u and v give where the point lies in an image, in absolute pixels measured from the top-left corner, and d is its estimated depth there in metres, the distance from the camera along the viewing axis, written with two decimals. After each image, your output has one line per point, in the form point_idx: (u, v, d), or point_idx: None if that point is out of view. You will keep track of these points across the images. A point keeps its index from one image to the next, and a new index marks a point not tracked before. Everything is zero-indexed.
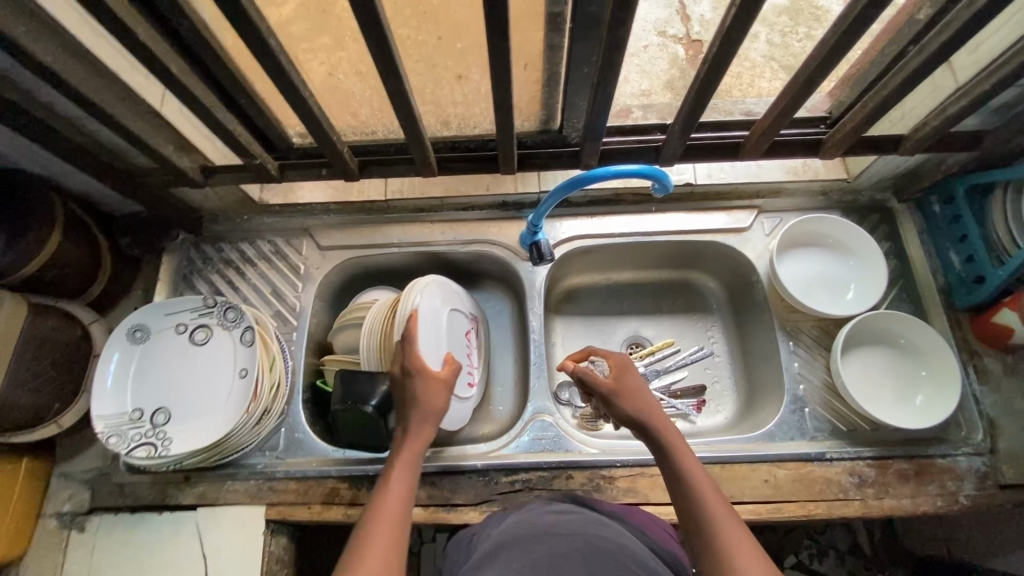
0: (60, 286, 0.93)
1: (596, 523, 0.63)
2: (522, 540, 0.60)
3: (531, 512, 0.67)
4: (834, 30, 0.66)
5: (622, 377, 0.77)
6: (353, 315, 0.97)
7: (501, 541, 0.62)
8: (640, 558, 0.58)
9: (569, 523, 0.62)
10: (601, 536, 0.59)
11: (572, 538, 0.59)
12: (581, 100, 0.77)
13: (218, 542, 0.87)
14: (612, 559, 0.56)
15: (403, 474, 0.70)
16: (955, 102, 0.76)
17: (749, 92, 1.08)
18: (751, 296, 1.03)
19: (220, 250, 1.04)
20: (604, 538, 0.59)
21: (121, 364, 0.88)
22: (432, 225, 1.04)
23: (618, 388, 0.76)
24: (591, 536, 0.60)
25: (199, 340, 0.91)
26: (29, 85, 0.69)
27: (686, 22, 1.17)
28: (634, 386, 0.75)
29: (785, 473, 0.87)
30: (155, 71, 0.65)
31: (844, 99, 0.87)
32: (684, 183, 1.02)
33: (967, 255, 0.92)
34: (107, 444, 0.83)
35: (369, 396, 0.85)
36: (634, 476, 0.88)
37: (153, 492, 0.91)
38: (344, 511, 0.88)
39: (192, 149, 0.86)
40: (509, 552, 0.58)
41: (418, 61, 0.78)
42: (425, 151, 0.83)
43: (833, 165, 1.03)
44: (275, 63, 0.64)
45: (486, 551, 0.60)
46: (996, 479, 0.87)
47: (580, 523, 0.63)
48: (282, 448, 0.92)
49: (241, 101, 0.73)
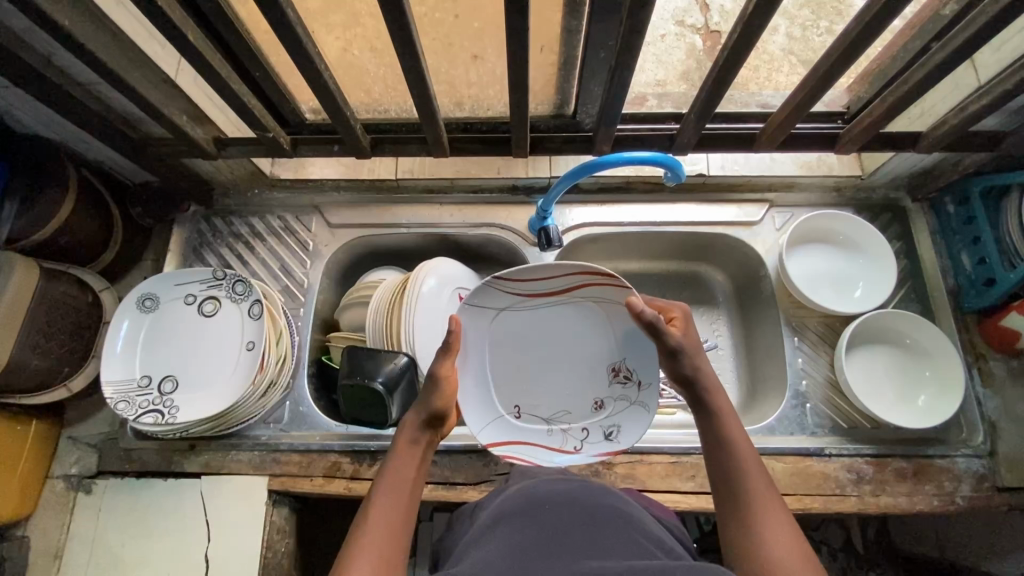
0: (72, 253, 0.94)
1: (598, 491, 0.62)
2: (525, 508, 0.60)
3: (530, 482, 0.67)
4: (857, 23, 0.65)
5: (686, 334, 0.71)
6: (360, 293, 0.98)
7: (505, 509, 0.62)
8: (644, 529, 0.58)
9: (571, 491, 0.61)
10: (603, 504, 0.59)
11: (573, 508, 0.58)
12: (597, 85, 0.76)
13: (221, 510, 0.89)
14: (612, 530, 0.55)
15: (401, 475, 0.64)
16: (976, 101, 0.75)
17: (766, 86, 1.06)
18: (758, 289, 1.03)
19: (230, 223, 1.05)
20: (605, 505, 0.59)
21: (131, 331, 0.89)
22: (441, 206, 1.04)
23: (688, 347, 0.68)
24: (592, 506, 0.59)
25: (207, 312, 0.92)
26: (48, 49, 0.69)
27: (706, 11, 1.15)
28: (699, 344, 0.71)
29: (783, 466, 0.88)
30: (173, 39, 0.65)
31: (863, 95, 0.87)
32: (696, 174, 1.00)
33: (979, 257, 0.91)
34: (116, 409, 0.84)
35: (376, 373, 0.87)
36: (632, 463, 0.89)
37: (159, 458, 0.92)
38: (346, 485, 0.89)
39: (206, 121, 0.86)
40: (516, 519, 0.58)
41: (434, 39, 0.78)
42: (437, 130, 0.82)
43: (848, 161, 1.01)
44: (292, 35, 0.64)
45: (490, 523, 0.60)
46: (994, 481, 0.87)
47: (581, 491, 0.62)
48: (286, 420, 0.93)
49: (256, 73, 0.74)
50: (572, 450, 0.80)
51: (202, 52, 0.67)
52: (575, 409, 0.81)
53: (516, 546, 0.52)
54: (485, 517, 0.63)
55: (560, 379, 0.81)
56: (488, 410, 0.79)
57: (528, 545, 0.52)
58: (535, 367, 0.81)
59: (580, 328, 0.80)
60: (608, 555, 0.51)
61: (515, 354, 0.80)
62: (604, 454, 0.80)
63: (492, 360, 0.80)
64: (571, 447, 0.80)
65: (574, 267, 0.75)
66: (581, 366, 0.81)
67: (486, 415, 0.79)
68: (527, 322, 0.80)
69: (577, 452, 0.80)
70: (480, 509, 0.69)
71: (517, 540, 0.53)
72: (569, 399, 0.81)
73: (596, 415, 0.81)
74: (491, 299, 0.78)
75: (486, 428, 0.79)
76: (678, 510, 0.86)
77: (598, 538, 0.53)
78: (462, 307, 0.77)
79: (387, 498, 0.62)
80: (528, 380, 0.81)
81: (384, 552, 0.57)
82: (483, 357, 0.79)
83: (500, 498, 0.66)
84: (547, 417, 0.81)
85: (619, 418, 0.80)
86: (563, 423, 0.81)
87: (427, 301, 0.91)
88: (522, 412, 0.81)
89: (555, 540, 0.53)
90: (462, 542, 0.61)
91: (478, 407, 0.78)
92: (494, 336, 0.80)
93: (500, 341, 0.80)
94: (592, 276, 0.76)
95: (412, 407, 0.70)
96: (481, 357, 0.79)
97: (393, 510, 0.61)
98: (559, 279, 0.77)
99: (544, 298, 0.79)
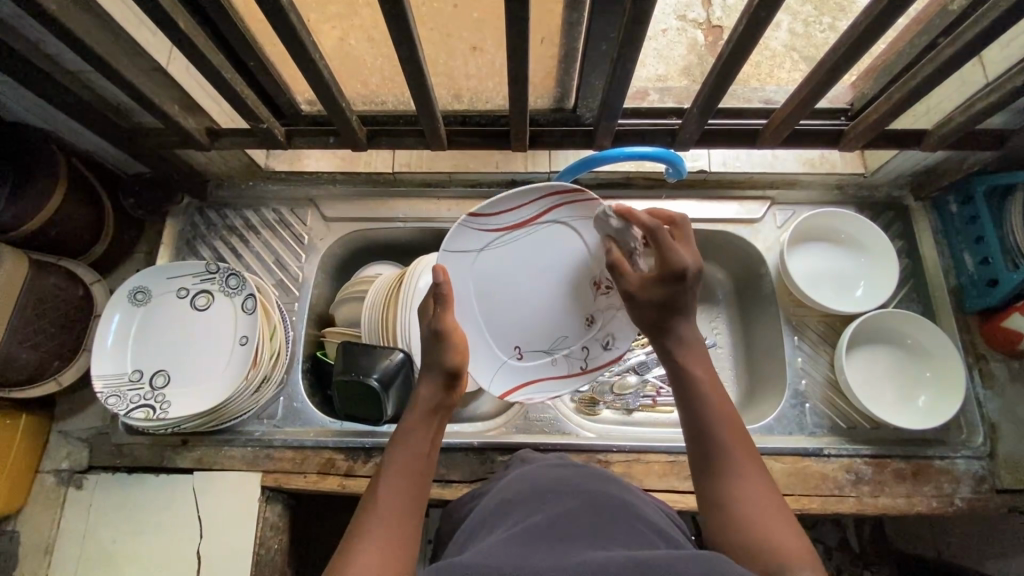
0: (62, 244, 0.92)
1: (602, 482, 0.61)
2: (524, 500, 0.59)
3: (528, 470, 0.67)
4: (865, 15, 0.63)
5: (645, 288, 0.72)
6: (356, 288, 0.97)
7: (504, 499, 0.61)
8: (648, 518, 0.57)
9: (572, 481, 0.60)
10: (606, 493, 0.58)
11: (575, 497, 0.57)
12: (598, 79, 0.75)
13: (214, 505, 0.88)
14: (615, 521, 0.54)
15: (405, 456, 0.63)
16: (984, 98, 0.74)
17: (768, 82, 1.05)
18: (759, 288, 1.02)
19: (224, 216, 1.03)
20: (606, 494, 0.58)
21: (123, 325, 0.88)
22: (438, 201, 1.03)
23: (639, 301, 0.73)
24: (594, 495, 0.57)
25: (200, 305, 0.90)
26: (36, 35, 0.67)
27: (707, 5, 1.13)
28: (685, 305, 0.71)
29: (781, 466, 0.87)
30: (164, 26, 0.63)
31: (867, 91, 0.85)
32: (698, 170, 0.99)
33: (982, 257, 0.91)
34: (106, 404, 0.83)
35: (371, 369, 0.86)
36: (630, 462, 0.88)
37: (151, 453, 0.90)
38: (340, 481, 0.88)
39: (199, 110, 0.85)
40: (514, 513, 0.57)
41: (432, 29, 0.76)
42: (435, 122, 0.81)
43: (851, 159, 1.00)
44: (287, 24, 0.62)
45: (488, 510, 0.60)
46: (993, 483, 0.86)
47: (584, 480, 0.61)
48: (280, 416, 0.92)
49: (250, 63, 0.72)
50: (580, 371, 0.86)
51: (194, 41, 0.66)
52: (570, 333, 0.86)
53: (510, 539, 0.51)
54: (485, 505, 0.62)
55: (548, 307, 0.85)
56: (492, 360, 0.84)
57: (525, 536, 0.51)
58: (522, 299, 0.84)
59: (554, 253, 0.83)
60: (609, 543, 0.50)
61: (502, 291, 0.83)
62: (609, 360, 0.85)
63: (482, 305, 0.83)
64: (577, 369, 0.86)
65: (537, 190, 0.79)
66: (564, 288, 0.84)
67: (493, 366, 0.84)
68: (507, 258, 0.82)
69: (584, 370, 0.86)
70: (482, 497, 0.69)
71: (511, 533, 0.52)
72: (562, 323, 0.85)
73: (591, 330, 0.85)
74: (466, 241, 0.80)
75: (496, 380, 0.84)
76: (677, 510, 0.85)
77: (601, 527, 0.52)
78: (440, 257, 0.79)
79: (399, 474, 0.62)
80: (519, 315, 0.84)
81: (389, 536, 0.56)
82: (473, 302, 0.82)
83: (500, 485, 0.66)
84: (547, 348, 0.86)
85: (611, 326, 0.85)
86: (563, 350, 0.86)
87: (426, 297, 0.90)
88: (523, 351, 0.85)
89: (555, 529, 0.51)
90: (461, 530, 0.61)
91: (482, 360, 0.83)
92: (477, 280, 0.82)
93: (484, 280, 0.82)
94: (558, 195, 0.80)
95: (425, 377, 0.70)
96: (471, 303, 0.82)
97: (405, 490, 0.60)
98: (523, 209, 0.81)
99: (517, 228, 0.82)
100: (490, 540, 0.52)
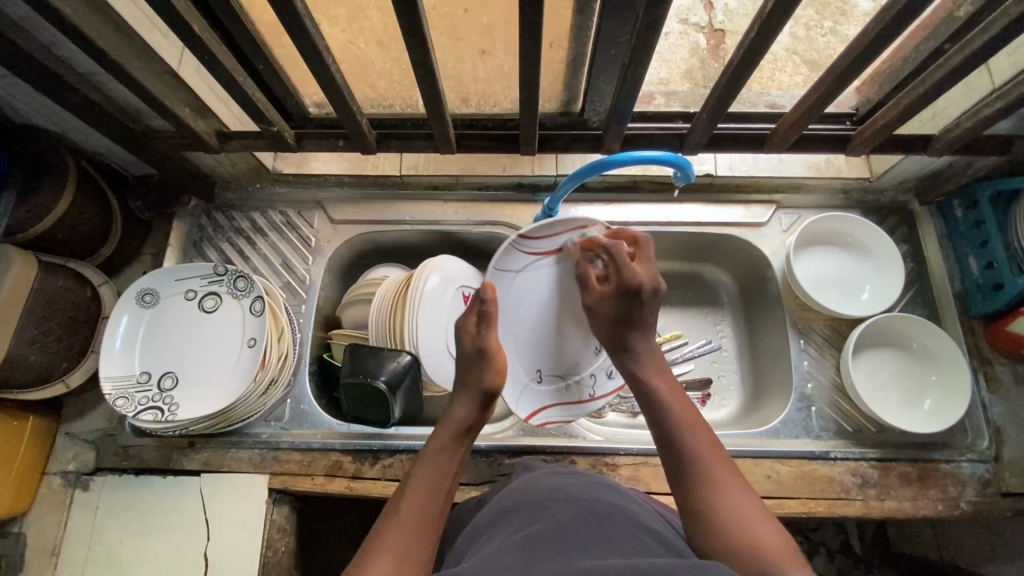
0: (70, 246, 0.92)
1: (603, 487, 0.62)
2: (524, 507, 0.59)
3: (531, 476, 0.68)
4: (877, 21, 0.64)
5: (603, 302, 0.78)
6: (364, 289, 0.97)
7: (505, 506, 0.61)
8: (645, 524, 0.57)
9: (574, 488, 0.61)
10: (604, 501, 0.59)
11: (577, 504, 0.57)
12: (607, 83, 0.75)
13: (220, 508, 0.88)
14: (615, 528, 0.54)
15: (432, 470, 0.65)
16: (992, 103, 0.75)
17: (770, 85, 1.04)
18: (764, 290, 1.03)
19: (231, 218, 1.03)
20: (605, 501, 0.59)
21: (131, 327, 0.88)
22: (445, 204, 1.03)
23: (600, 314, 0.78)
24: (594, 501, 0.58)
25: (208, 308, 0.90)
26: (48, 37, 0.68)
27: (709, 9, 1.13)
28: (642, 321, 0.76)
29: (788, 470, 0.87)
30: (177, 30, 0.63)
31: (872, 97, 0.86)
32: (704, 174, 0.99)
33: (987, 262, 0.91)
34: (115, 406, 0.83)
35: (378, 372, 0.86)
36: (637, 465, 0.88)
37: (157, 455, 0.90)
38: (347, 484, 0.88)
39: (208, 113, 0.85)
40: (514, 520, 0.57)
41: (441, 33, 0.77)
42: (445, 127, 0.81)
43: (857, 162, 1.00)
44: (300, 28, 0.62)
45: (486, 518, 0.61)
46: (999, 487, 0.87)
47: (583, 487, 0.62)
48: (287, 419, 0.92)
49: (260, 66, 0.72)
50: (587, 397, 0.91)
51: (207, 43, 0.66)
52: (585, 362, 0.91)
53: (509, 548, 0.51)
54: (485, 513, 0.63)
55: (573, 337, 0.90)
56: (516, 381, 0.87)
57: (523, 545, 0.51)
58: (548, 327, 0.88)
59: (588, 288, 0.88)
60: (605, 552, 0.50)
61: (533, 317, 0.87)
62: (615, 388, 0.91)
63: (513, 327, 0.87)
64: (585, 395, 0.91)
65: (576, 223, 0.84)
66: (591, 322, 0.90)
67: (516, 388, 0.87)
68: (540, 282, 0.86)
69: (592, 398, 0.91)
70: (487, 502, 0.69)
71: (510, 541, 0.53)
72: (582, 354, 0.90)
73: (603, 359, 0.91)
74: (511, 262, 0.84)
75: (517, 400, 0.87)
76: None
77: (601, 537, 0.53)
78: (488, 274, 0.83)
79: (422, 485, 0.63)
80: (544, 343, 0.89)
81: (404, 547, 0.57)
82: (506, 322, 0.86)
83: (503, 492, 0.67)
84: (562, 373, 0.90)
85: None
86: (574, 376, 0.90)
87: (432, 300, 0.90)
88: (543, 375, 0.89)
89: (555, 538, 0.52)
90: (465, 534, 0.62)
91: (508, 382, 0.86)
92: (510, 300, 0.86)
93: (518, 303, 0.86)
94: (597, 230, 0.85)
95: (463, 392, 0.73)
96: (505, 319, 0.86)
97: (426, 506, 0.61)
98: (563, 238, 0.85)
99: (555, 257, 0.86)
100: (489, 549, 0.52)
